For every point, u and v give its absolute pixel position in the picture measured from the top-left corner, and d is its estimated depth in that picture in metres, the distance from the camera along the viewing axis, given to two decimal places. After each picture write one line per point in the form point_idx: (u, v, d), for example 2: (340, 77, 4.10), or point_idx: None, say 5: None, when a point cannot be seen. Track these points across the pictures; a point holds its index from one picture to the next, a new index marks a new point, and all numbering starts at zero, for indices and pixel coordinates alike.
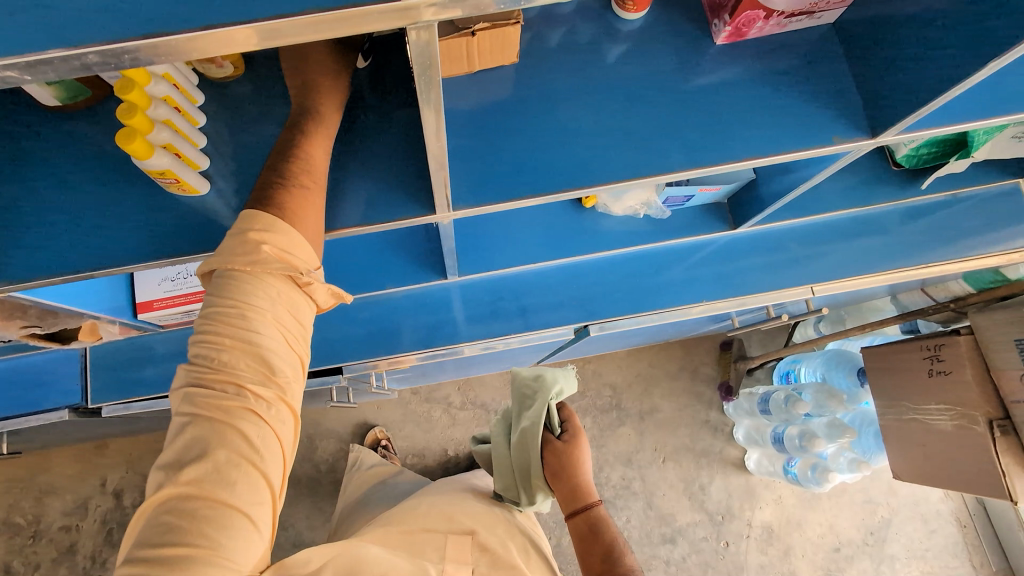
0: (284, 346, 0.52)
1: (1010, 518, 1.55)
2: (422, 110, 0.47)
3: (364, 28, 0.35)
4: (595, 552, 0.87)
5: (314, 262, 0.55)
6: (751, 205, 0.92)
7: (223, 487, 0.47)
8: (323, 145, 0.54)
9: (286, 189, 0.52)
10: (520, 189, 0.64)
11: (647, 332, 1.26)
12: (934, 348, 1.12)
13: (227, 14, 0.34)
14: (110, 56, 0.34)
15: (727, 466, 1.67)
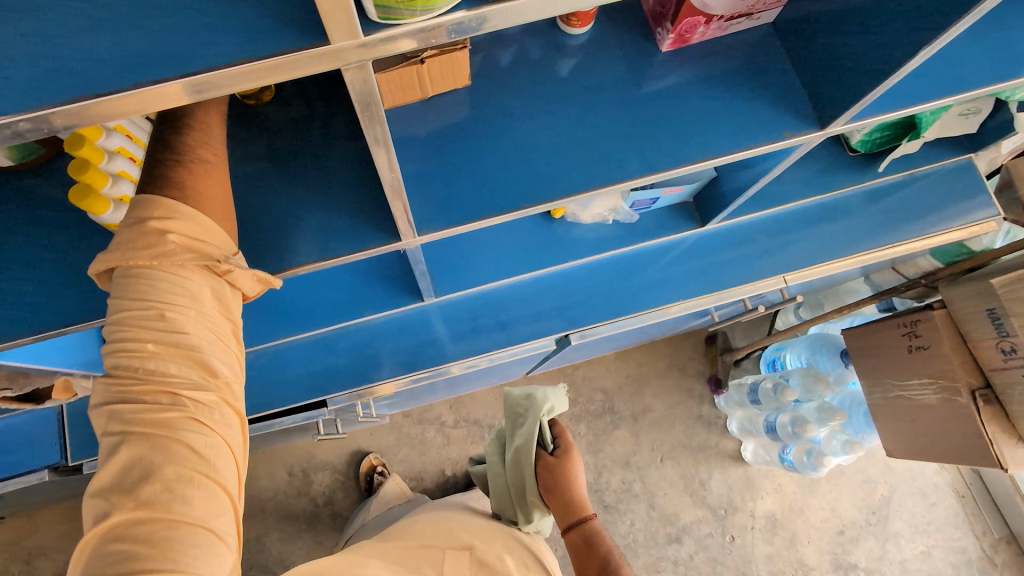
0: (216, 343, 0.51)
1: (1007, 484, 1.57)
2: (371, 144, 0.47)
3: (298, 73, 0.36)
4: (591, 565, 0.87)
5: (231, 249, 0.52)
6: (716, 202, 0.93)
7: (178, 504, 0.47)
8: (217, 114, 0.50)
9: (189, 181, 0.48)
10: (484, 208, 0.65)
11: (632, 334, 1.27)
12: (911, 324, 1.15)
13: (158, 71, 0.34)
14: (43, 122, 0.34)
15: (724, 459, 1.67)
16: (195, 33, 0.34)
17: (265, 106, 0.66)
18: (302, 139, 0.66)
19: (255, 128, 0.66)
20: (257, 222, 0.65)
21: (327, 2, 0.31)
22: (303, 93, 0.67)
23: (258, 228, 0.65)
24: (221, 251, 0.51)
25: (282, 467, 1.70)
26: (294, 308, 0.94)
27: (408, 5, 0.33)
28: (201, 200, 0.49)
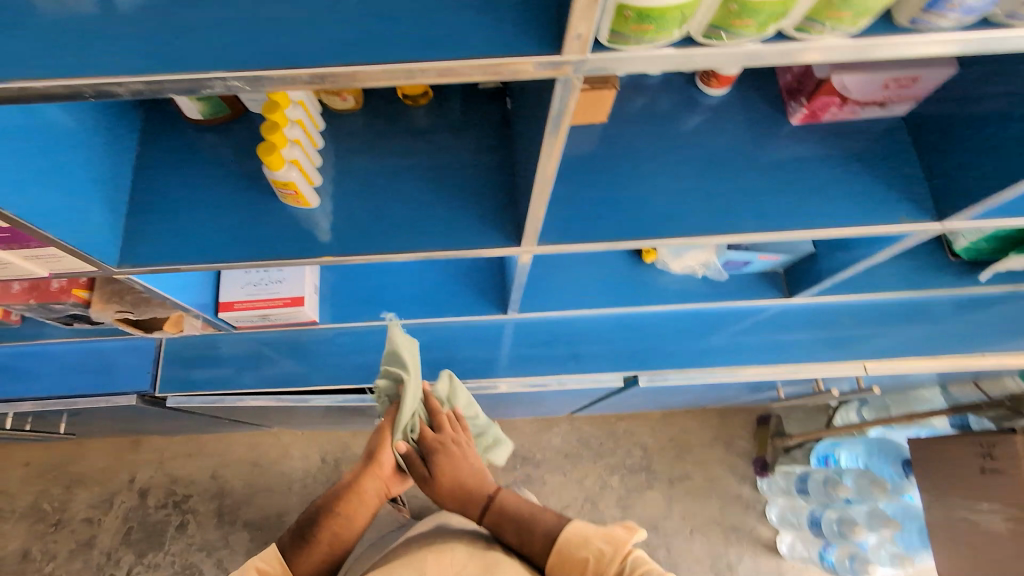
0: (340, 502, 0.78)
1: None
2: (540, 153, 0.53)
3: (519, 75, 0.42)
4: (510, 530, 0.74)
5: (357, 517, 0.77)
6: (808, 277, 0.95)
7: (295, 549, 0.74)
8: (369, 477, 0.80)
9: (352, 497, 0.78)
10: (600, 232, 0.69)
11: (691, 393, 1.26)
12: (987, 445, 1.11)
13: (415, 54, 0.40)
14: (318, 78, 0.41)
15: (757, 546, 1.58)
16: (447, 30, 0.41)
17: (417, 108, 0.77)
18: (444, 144, 0.75)
19: (405, 128, 0.76)
20: (395, 207, 0.72)
21: (575, 17, 0.37)
22: (449, 108, 0.78)
23: (394, 213, 0.72)
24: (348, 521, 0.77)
25: (317, 451, 1.76)
26: (388, 296, 1.00)
27: (640, 34, 0.39)
28: (352, 498, 0.78)
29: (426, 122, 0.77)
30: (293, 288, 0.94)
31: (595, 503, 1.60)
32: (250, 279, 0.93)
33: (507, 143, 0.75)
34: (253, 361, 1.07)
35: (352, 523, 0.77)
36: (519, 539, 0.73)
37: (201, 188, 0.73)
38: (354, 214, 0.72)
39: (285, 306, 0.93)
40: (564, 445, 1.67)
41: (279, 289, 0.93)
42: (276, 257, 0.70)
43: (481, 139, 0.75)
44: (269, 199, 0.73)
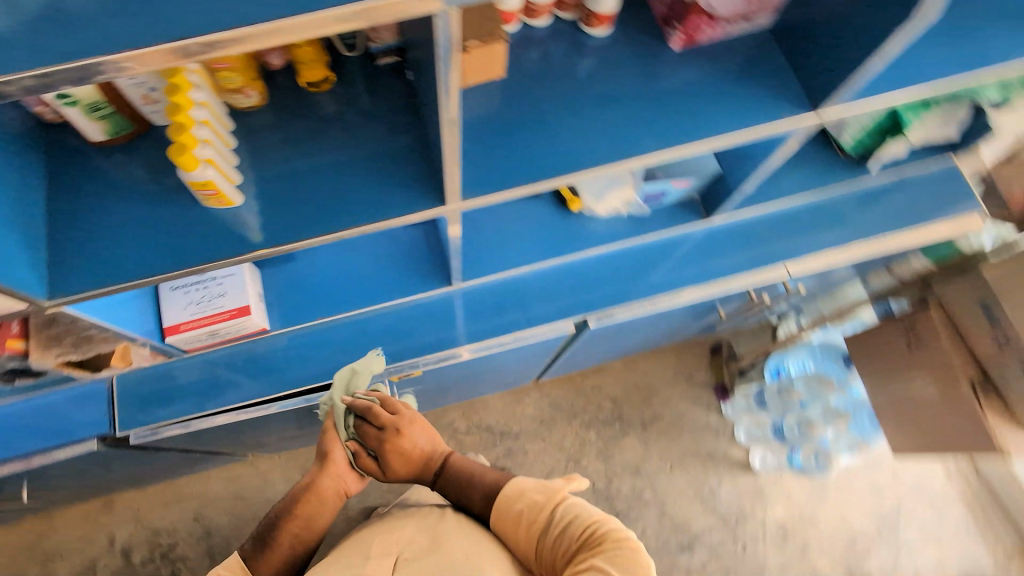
0: (299, 508, 0.89)
1: (1011, 480, 1.62)
2: (440, 94, 0.58)
3: (398, 15, 0.46)
4: (461, 492, 0.94)
5: (314, 518, 0.90)
6: (719, 197, 1.01)
7: (260, 550, 0.86)
8: (324, 483, 0.92)
9: (308, 502, 0.90)
10: (517, 179, 0.74)
11: (642, 328, 1.33)
12: (908, 323, 1.24)
13: (299, 9, 0.44)
14: (208, 45, 0.44)
15: (733, 467, 1.68)
16: None
17: (321, 94, 0.79)
18: (354, 125, 0.77)
19: (313, 118, 0.78)
20: (319, 189, 0.74)
21: None
22: (353, 92, 0.79)
23: (322, 196, 0.74)
24: (306, 523, 0.89)
25: (298, 470, 1.75)
26: (337, 292, 1.02)
27: None
28: (308, 503, 0.90)
29: (332, 105, 0.78)
30: (236, 298, 0.94)
31: (579, 460, 1.66)
32: (192, 299, 0.93)
33: (416, 112, 0.78)
34: (211, 382, 1.07)
35: (312, 522, 0.89)
36: (469, 497, 0.93)
37: (121, 205, 0.73)
38: (280, 203, 0.74)
39: (231, 317, 0.93)
40: (538, 412, 1.71)
41: (222, 303, 0.93)
42: (213, 257, 0.71)
43: (390, 112, 0.78)
44: (193, 204, 0.74)
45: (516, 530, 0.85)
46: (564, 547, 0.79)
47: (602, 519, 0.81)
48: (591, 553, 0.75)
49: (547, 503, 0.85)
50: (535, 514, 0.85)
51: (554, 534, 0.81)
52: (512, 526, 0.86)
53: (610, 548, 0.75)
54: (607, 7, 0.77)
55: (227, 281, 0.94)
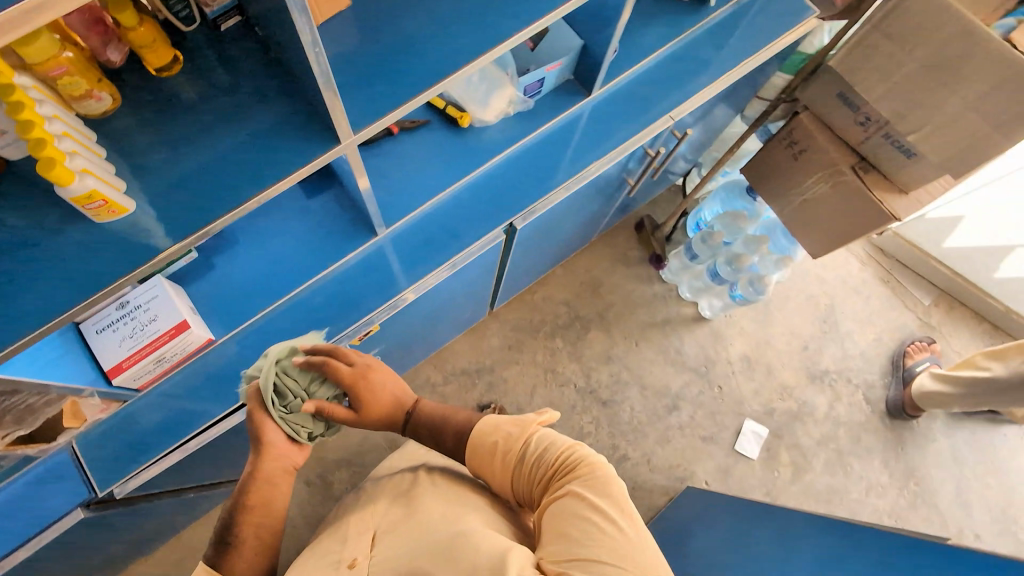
0: (253, 498, 0.86)
1: (909, 245, 1.87)
2: (294, 16, 0.59)
3: None
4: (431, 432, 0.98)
5: (273, 501, 0.87)
6: (592, 69, 1.05)
7: (223, 550, 0.80)
8: (268, 464, 0.89)
9: (258, 487, 0.87)
10: (396, 100, 0.74)
11: (567, 221, 1.39)
12: (789, 136, 1.36)
13: None
14: (33, 10, 0.43)
15: (688, 323, 1.83)
16: None
17: (175, 77, 0.76)
18: (220, 96, 0.75)
19: (176, 106, 0.74)
20: (211, 168, 0.73)
21: None
22: (209, 67, 0.76)
23: (215, 175, 0.72)
24: (265, 507, 0.86)
25: None
26: (267, 278, 1.00)
27: None
28: (259, 488, 0.87)
29: (189, 83, 0.75)
30: (169, 316, 0.90)
31: (555, 369, 1.76)
32: (125, 333, 0.89)
33: (278, 65, 0.77)
34: (175, 409, 1.05)
35: (273, 508, 0.87)
36: (440, 438, 0.97)
37: (9, 248, 0.69)
38: (177, 194, 0.72)
39: (172, 336, 0.90)
40: (504, 340, 1.76)
41: (156, 326, 0.90)
42: (130, 269, 0.69)
43: (253, 72, 0.77)
44: (88, 224, 0.71)
45: (495, 464, 0.90)
46: (542, 474, 0.85)
47: (576, 445, 0.87)
48: (568, 477, 0.81)
49: (522, 435, 0.90)
50: (512, 446, 0.89)
51: (533, 463, 0.87)
52: (490, 459, 0.90)
53: (585, 472, 0.81)
54: None
55: (154, 303, 0.91)
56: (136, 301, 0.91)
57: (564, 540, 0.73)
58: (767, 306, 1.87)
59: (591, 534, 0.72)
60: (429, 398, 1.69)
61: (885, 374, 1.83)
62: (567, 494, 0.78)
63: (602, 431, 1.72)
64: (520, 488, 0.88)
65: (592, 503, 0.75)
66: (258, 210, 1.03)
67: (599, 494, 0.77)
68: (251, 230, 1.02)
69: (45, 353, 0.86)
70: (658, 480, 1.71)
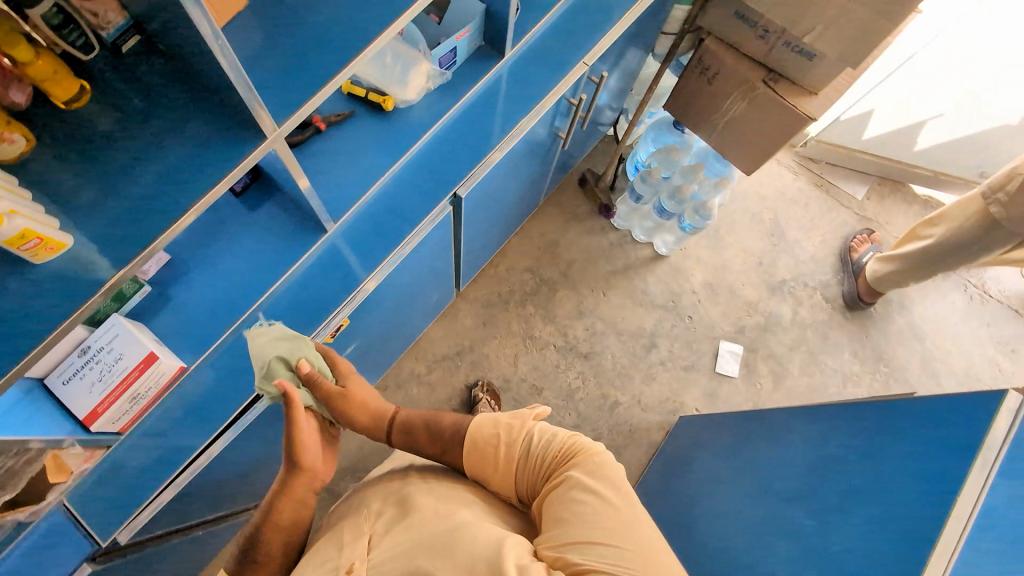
0: (281, 514, 0.90)
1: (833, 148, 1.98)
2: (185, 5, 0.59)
3: None
4: (420, 430, 1.02)
5: (300, 518, 0.92)
6: (499, 29, 1.09)
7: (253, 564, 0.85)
8: (297, 483, 0.93)
9: (285, 504, 0.91)
10: (314, 85, 0.77)
11: (510, 187, 1.42)
12: (700, 63, 1.42)
13: None
14: None
15: (648, 264, 1.90)
16: None
17: (84, 108, 0.75)
18: (134, 116, 0.75)
19: (95, 137, 0.74)
20: (143, 187, 0.73)
21: None
22: (120, 94, 0.76)
23: (150, 194, 0.73)
24: (294, 525, 0.91)
25: None
26: (226, 296, 1.00)
27: None
28: (286, 504, 0.91)
29: (101, 111, 0.75)
30: (134, 352, 0.89)
31: (532, 335, 1.80)
32: (92, 378, 0.87)
33: (187, 76, 0.77)
34: (161, 444, 1.05)
35: (298, 525, 0.91)
36: (432, 438, 1.00)
37: None
38: (114, 219, 0.72)
39: (142, 371, 0.89)
40: (477, 317, 1.80)
41: (124, 365, 0.88)
42: (82, 300, 0.69)
43: (163, 88, 0.77)
44: (30, 266, 0.71)
45: (495, 457, 0.94)
46: (543, 463, 0.92)
47: (574, 436, 0.94)
48: (569, 465, 0.89)
49: (521, 426, 0.96)
50: (512, 437, 0.95)
51: (534, 452, 0.93)
52: (489, 451, 0.94)
53: (583, 461, 0.89)
54: None
55: (117, 343, 0.88)
56: (97, 344, 0.88)
57: (564, 523, 0.81)
58: (717, 232, 1.95)
59: (591, 517, 0.80)
60: (417, 390, 1.71)
61: (836, 271, 1.94)
62: (570, 480, 0.86)
63: (590, 383, 1.78)
64: (520, 481, 0.94)
65: (593, 489, 0.84)
66: (203, 231, 1.02)
67: (598, 479, 0.85)
68: (200, 253, 1.02)
69: (14, 412, 0.84)
70: (652, 416, 1.78)
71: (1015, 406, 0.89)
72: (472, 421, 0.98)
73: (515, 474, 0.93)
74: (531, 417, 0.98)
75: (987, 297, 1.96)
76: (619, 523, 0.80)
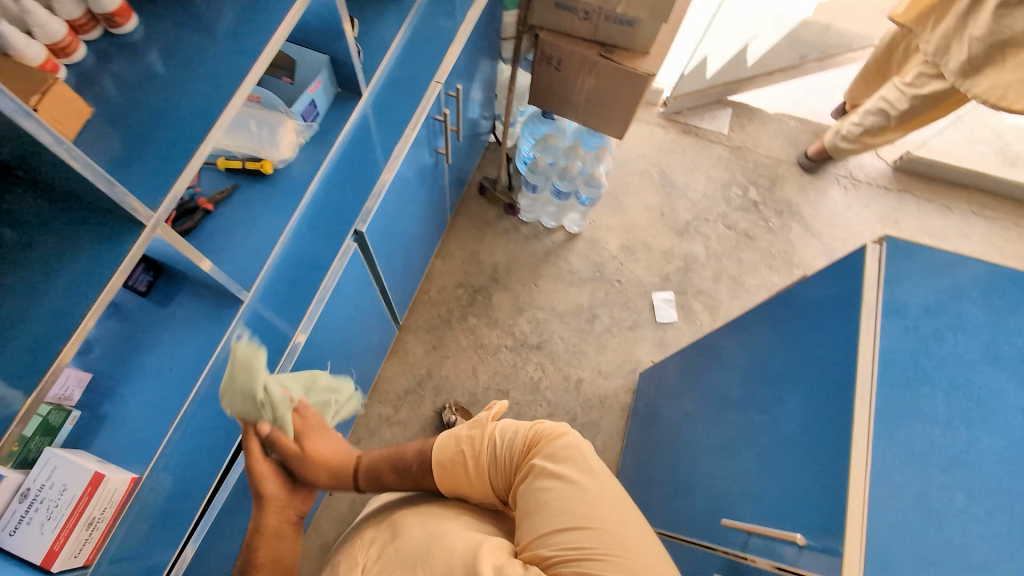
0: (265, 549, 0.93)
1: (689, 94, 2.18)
2: (22, 125, 0.63)
3: None
4: (386, 473, 1.04)
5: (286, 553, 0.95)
6: (348, 75, 1.18)
7: None
8: (270, 513, 0.98)
9: (268, 540, 0.94)
10: (180, 164, 0.83)
11: (410, 212, 1.50)
12: (544, 55, 1.56)
13: None
14: None
15: (565, 245, 2.02)
16: None
17: None
18: (9, 245, 0.78)
19: None
20: (38, 306, 0.76)
21: None
22: None
23: (59, 307, 0.76)
24: (283, 559, 0.93)
25: None
26: (163, 388, 1.03)
27: None
28: (265, 539, 0.95)
29: None
30: (78, 479, 0.91)
31: (483, 343, 1.87)
32: (41, 518, 0.87)
33: (54, 196, 0.82)
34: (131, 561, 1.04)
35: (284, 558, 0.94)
36: (404, 472, 1.03)
37: None
38: (13, 346, 0.74)
39: (91, 494, 0.91)
40: (425, 344, 1.85)
41: (70, 494, 0.89)
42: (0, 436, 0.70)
43: (34, 213, 0.81)
44: None
45: (462, 466, 0.97)
46: (513, 462, 0.98)
47: (534, 429, 1.01)
48: (535, 456, 0.95)
49: (482, 433, 1.01)
50: (476, 447, 0.99)
51: (502, 454, 0.99)
52: (459, 470, 0.97)
53: (546, 450, 0.95)
54: (115, 4, 0.85)
55: (58, 475, 0.90)
56: (37, 483, 0.89)
57: (534, 515, 0.88)
58: (616, 199, 2.10)
59: (557, 503, 0.87)
60: (390, 431, 1.73)
61: (729, 201, 2.12)
62: (535, 471, 0.92)
63: (549, 369, 1.86)
64: (494, 481, 0.99)
65: (558, 475, 0.90)
66: (123, 335, 1.05)
67: (566, 463, 0.92)
68: (125, 358, 1.05)
69: None
70: (615, 381, 1.87)
71: (876, 255, 1.00)
72: (433, 443, 1.02)
73: (488, 482, 0.99)
74: (489, 418, 1.04)
75: (859, 183, 2.18)
76: (592, 503, 0.87)
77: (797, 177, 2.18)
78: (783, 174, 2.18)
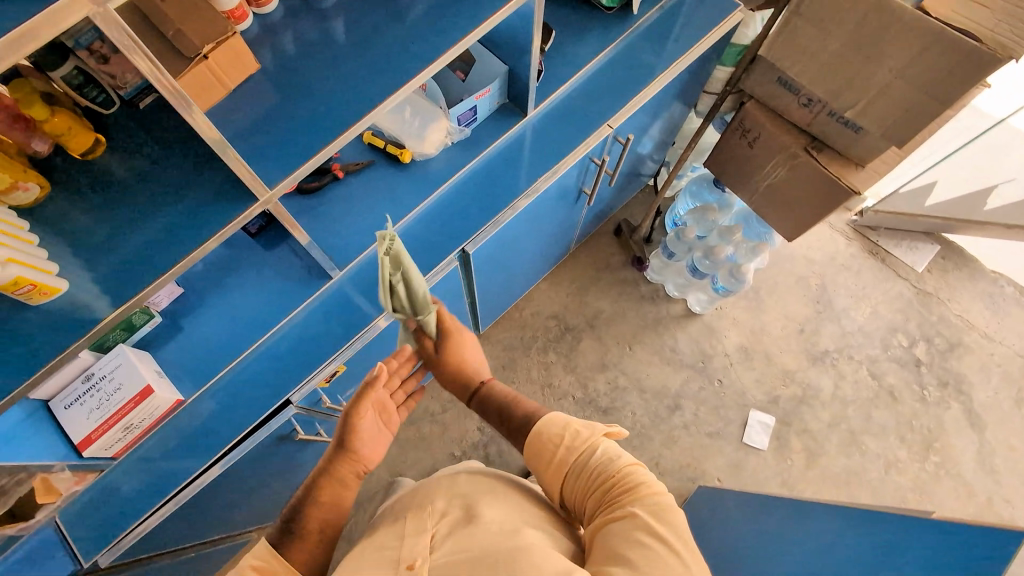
0: (334, 488, 0.88)
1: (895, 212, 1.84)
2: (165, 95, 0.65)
3: (47, 36, 0.52)
4: (492, 413, 1.00)
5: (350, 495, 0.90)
6: (520, 91, 1.10)
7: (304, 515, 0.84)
8: (356, 450, 0.92)
9: (342, 472, 0.91)
10: (311, 147, 0.80)
11: (531, 237, 1.42)
12: (739, 125, 1.37)
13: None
14: None
15: (679, 320, 1.84)
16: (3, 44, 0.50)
17: (99, 159, 0.81)
18: (141, 168, 0.81)
19: (107, 188, 0.80)
20: (140, 236, 0.78)
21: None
22: (140, 146, 0.82)
23: (156, 246, 0.77)
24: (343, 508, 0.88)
25: None
26: (233, 329, 1.05)
27: None
28: (340, 474, 0.90)
29: (113, 162, 0.81)
30: (133, 385, 0.94)
31: (552, 384, 1.76)
32: (91, 405, 0.94)
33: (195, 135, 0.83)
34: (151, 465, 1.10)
35: (341, 503, 0.89)
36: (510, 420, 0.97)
37: None
38: (106, 266, 0.77)
39: (137, 403, 0.94)
40: (497, 359, 1.79)
41: (121, 395, 0.94)
42: (66, 345, 0.74)
43: (172, 145, 0.82)
44: (29, 306, 0.76)
45: (551, 454, 0.85)
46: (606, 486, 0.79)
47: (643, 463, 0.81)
48: (633, 494, 0.75)
49: (587, 438, 0.85)
50: (575, 446, 0.84)
51: (593, 471, 0.81)
52: (547, 453, 0.86)
53: (647, 493, 0.75)
54: None
55: (119, 372, 0.95)
56: (101, 372, 0.95)
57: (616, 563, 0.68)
58: (757, 294, 1.86)
59: (647, 564, 0.67)
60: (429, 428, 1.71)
61: (886, 347, 1.80)
62: (633, 512, 0.72)
63: None
64: (576, 495, 0.83)
65: (656, 530, 0.69)
66: (219, 263, 1.08)
67: (668, 527, 0.71)
68: (212, 288, 1.07)
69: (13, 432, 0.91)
70: (671, 483, 1.68)
71: None
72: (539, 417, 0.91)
73: (573, 488, 0.83)
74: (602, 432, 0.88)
75: None
76: None
77: (984, 354, 1.79)
78: (967, 343, 1.80)
